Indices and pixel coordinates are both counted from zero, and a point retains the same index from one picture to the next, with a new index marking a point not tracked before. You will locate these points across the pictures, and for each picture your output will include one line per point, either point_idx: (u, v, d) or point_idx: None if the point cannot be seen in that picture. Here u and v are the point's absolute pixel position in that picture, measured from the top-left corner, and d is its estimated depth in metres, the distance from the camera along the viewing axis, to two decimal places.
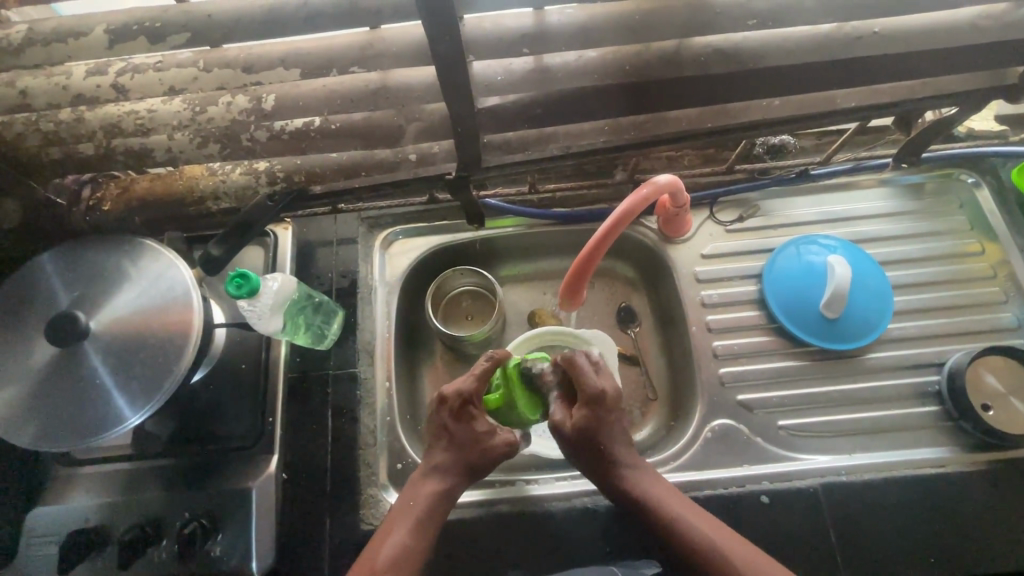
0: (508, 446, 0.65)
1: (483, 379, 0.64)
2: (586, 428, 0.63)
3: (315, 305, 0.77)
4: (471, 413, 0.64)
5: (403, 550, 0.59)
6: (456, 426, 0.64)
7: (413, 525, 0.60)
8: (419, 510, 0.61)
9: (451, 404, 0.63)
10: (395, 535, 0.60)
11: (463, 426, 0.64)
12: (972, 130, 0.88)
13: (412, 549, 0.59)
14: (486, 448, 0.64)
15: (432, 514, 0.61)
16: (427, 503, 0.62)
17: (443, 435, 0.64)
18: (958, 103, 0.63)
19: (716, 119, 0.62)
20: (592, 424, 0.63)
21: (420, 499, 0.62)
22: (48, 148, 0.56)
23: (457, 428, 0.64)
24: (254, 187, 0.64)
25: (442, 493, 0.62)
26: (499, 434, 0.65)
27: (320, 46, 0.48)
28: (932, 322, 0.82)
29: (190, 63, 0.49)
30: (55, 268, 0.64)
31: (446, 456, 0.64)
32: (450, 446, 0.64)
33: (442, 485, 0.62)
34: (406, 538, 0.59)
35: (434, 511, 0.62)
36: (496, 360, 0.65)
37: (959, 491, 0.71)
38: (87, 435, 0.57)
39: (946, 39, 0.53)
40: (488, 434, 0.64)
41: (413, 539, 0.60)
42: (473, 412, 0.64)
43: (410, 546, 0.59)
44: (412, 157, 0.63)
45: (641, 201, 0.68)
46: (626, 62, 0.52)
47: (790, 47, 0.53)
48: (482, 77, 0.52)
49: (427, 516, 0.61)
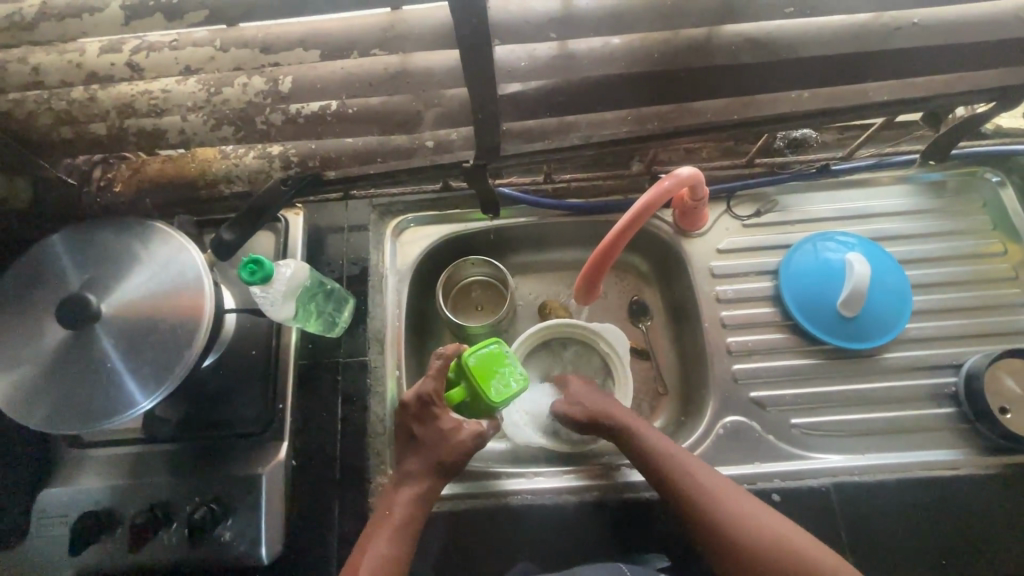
0: (475, 433, 0.64)
1: (440, 377, 0.66)
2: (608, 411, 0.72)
3: (326, 293, 0.76)
4: (433, 409, 0.65)
5: (384, 556, 0.59)
6: (419, 427, 0.65)
7: (390, 531, 0.60)
8: (397, 516, 0.61)
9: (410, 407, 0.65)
10: (374, 544, 0.60)
11: (428, 429, 0.65)
12: (999, 128, 0.87)
13: (394, 555, 0.59)
14: (451, 442, 0.64)
15: (410, 517, 0.61)
16: (402, 510, 0.62)
17: (408, 440, 0.66)
18: (994, 98, 0.61)
19: (743, 111, 0.60)
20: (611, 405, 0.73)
21: (397, 505, 0.62)
22: (60, 128, 0.55)
23: (422, 431, 0.65)
24: (267, 171, 0.63)
25: (418, 496, 0.63)
26: (465, 428, 0.64)
27: (340, 27, 0.47)
28: (951, 323, 0.81)
29: (206, 42, 0.47)
30: (66, 248, 0.64)
31: (414, 462, 0.64)
32: (416, 451, 0.65)
33: (415, 489, 0.63)
34: (387, 545, 0.59)
35: (412, 517, 0.62)
36: (445, 357, 0.66)
37: (973, 494, 0.70)
38: (97, 420, 0.56)
39: (985, 32, 0.51)
40: (453, 428, 0.64)
41: (395, 546, 0.60)
42: (435, 410, 0.65)
43: (392, 552, 0.59)
44: (429, 144, 0.62)
45: (665, 192, 0.67)
46: (655, 50, 0.51)
47: (828, 36, 0.51)
48: (505, 62, 0.50)
49: (404, 524, 0.61)
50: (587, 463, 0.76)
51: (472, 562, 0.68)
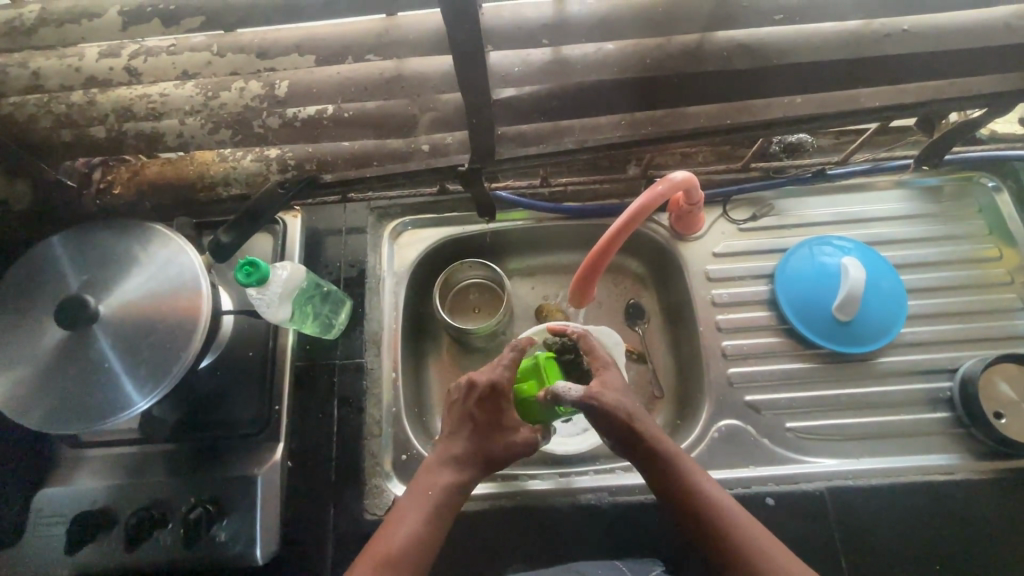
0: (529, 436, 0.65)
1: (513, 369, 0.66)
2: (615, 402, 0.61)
3: (324, 295, 0.77)
4: (493, 402, 0.64)
5: (417, 539, 0.57)
6: (481, 415, 0.63)
7: (432, 513, 0.59)
8: (436, 500, 0.59)
9: (477, 392, 0.63)
10: (405, 525, 0.58)
11: (486, 419, 0.63)
12: (994, 133, 0.87)
13: (427, 540, 0.57)
14: (506, 440, 0.63)
15: (452, 504, 0.60)
16: (441, 494, 0.59)
17: (460, 425, 0.63)
18: (987, 104, 0.61)
19: (737, 116, 0.61)
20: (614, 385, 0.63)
21: (439, 486, 0.60)
22: (59, 131, 0.56)
23: (481, 418, 0.63)
24: (264, 174, 0.64)
25: (461, 483, 0.61)
26: (520, 432, 0.65)
27: (336, 33, 0.47)
28: (947, 328, 0.81)
29: (204, 47, 0.48)
30: (65, 250, 0.64)
31: (461, 445, 0.62)
32: (467, 436, 0.62)
33: (461, 475, 0.61)
34: (422, 528, 0.58)
35: (449, 503, 0.60)
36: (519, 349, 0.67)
37: (966, 498, 0.70)
38: (94, 420, 0.57)
39: (976, 39, 0.51)
40: (509, 427, 0.64)
41: (429, 530, 0.58)
42: (494, 403, 0.64)
43: (425, 536, 0.57)
44: (424, 148, 0.62)
45: (657, 197, 0.67)
46: (647, 55, 0.51)
47: (819, 43, 0.51)
48: (499, 68, 0.51)
49: (440, 511, 0.59)
50: (583, 466, 0.76)
51: (467, 564, 0.68)
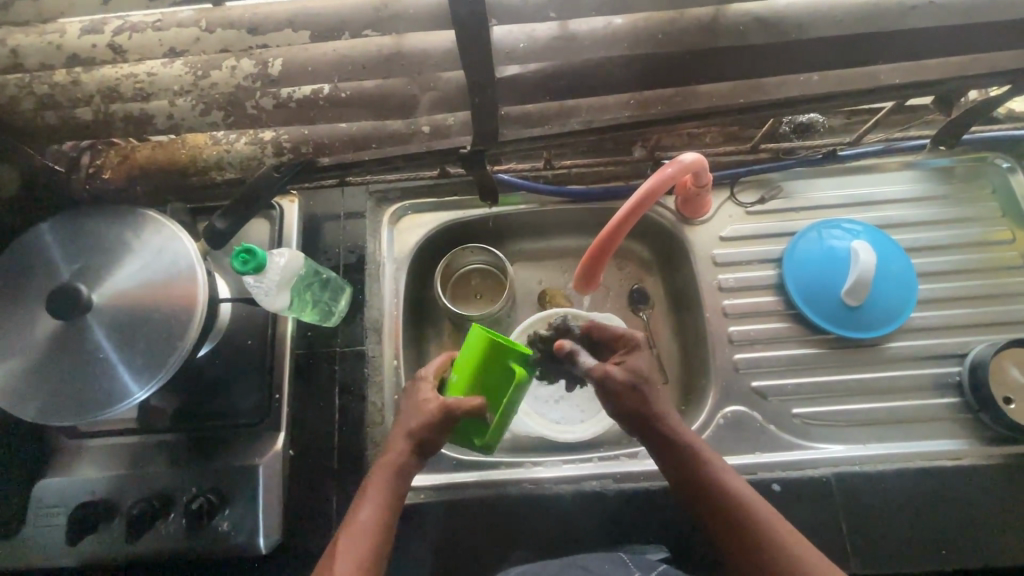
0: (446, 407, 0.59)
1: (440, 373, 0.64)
2: (635, 374, 0.61)
3: (323, 282, 0.75)
4: (424, 385, 0.62)
5: (369, 523, 0.56)
6: (418, 396, 0.61)
7: (378, 491, 0.58)
8: (382, 483, 0.58)
9: (419, 379, 0.63)
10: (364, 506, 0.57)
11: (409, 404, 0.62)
12: (1010, 112, 0.85)
13: (374, 526, 0.56)
14: (421, 413, 0.59)
15: (383, 482, 0.58)
16: (380, 476, 0.58)
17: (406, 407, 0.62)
18: (1008, 81, 0.59)
19: (750, 95, 0.58)
20: (639, 368, 0.61)
21: (379, 468, 0.59)
22: (43, 113, 0.54)
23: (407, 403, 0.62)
24: (259, 158, 0.62)
25: (394, 461, 0.59)
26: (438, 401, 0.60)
27: (331, 7, 0.45)
28: (956, 313, 0.80)
29: (191, 23, 0.46)
30: (55, 238, 0.62)
31: (403, 421, 0.61)
32: (402, 421, 0.61)
33: (395, 451, 0.59)
34: (370, 512, 0.56)
35: (389, 486, 0.58)
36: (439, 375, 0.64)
37: (976, 483, 0.69)
38: (88, 411, 0.55)
39: (1001, 11, 0.50)
40: (427, 399, 0.60)
41: (377, 511, 0.56)
42: (421, 383, 0.63)
43: (371, 521, 0.56)
44: (425, 130, 0.60)
45: (666, 180, 0.65)
46: (658, 30, 0.49)
47: (838, 16, 0.49)
48: (503, 44, 0.48)
49: (382, 492, 0.58)
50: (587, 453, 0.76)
51: (470, 552, 0.67)
